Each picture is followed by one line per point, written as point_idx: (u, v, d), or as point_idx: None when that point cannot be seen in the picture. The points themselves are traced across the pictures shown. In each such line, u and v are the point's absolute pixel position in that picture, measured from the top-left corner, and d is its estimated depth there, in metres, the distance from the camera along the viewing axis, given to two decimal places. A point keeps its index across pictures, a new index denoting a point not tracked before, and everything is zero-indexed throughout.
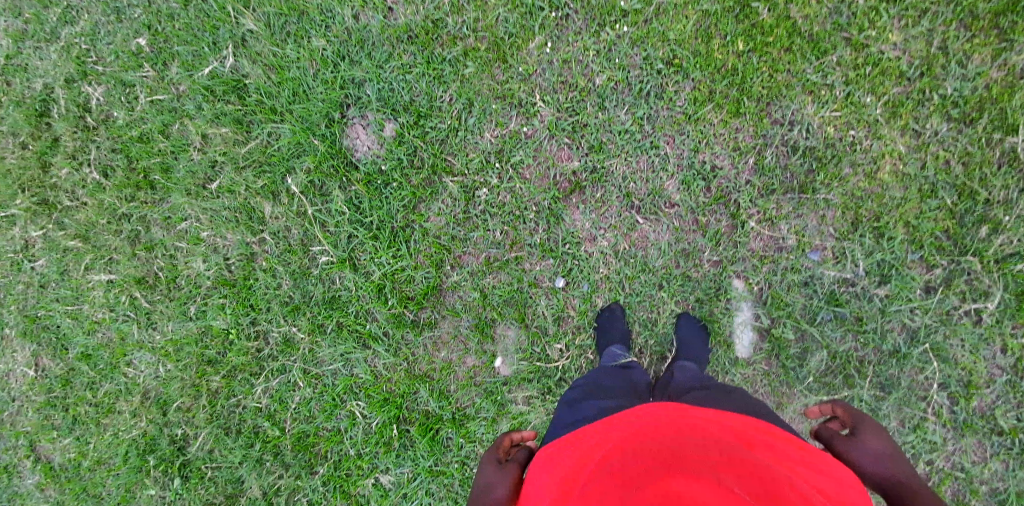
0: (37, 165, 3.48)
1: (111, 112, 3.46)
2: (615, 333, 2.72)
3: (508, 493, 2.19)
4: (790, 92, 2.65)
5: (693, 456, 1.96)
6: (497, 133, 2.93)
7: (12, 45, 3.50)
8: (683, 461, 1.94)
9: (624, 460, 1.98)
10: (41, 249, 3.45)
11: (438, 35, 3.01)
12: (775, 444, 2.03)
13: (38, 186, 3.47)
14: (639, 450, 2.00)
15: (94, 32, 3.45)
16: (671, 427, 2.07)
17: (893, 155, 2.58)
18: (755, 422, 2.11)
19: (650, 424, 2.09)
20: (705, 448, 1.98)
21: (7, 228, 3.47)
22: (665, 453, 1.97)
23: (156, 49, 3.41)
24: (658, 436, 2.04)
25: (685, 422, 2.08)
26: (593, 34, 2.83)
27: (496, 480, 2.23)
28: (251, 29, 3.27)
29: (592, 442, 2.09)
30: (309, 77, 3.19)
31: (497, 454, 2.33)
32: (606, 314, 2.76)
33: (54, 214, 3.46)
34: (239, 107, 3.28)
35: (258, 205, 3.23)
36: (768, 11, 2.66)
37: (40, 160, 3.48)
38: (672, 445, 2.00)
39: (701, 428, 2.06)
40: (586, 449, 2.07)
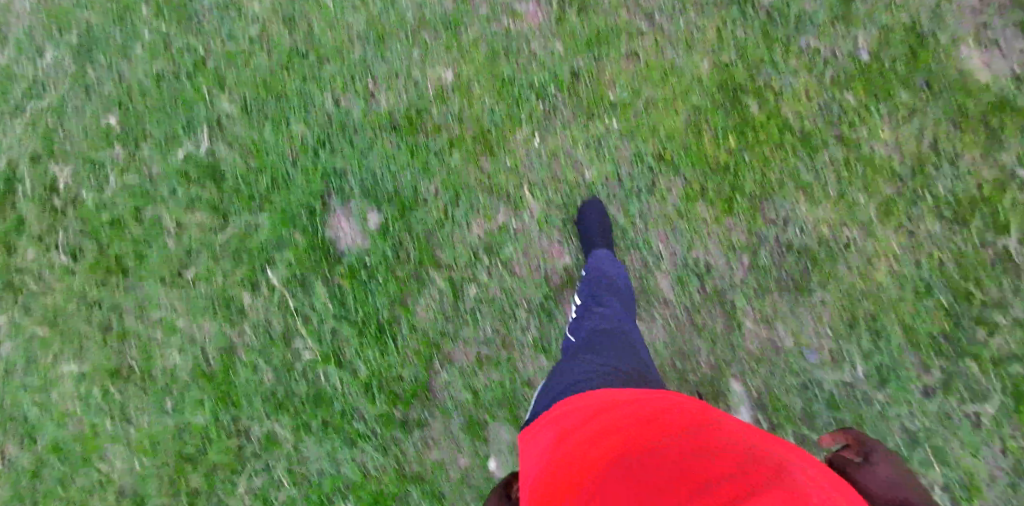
0: (0, 248, 3.38)
1: (80, 193, 3.41)
2: (596, 233, 2.68)
3: None
4: (782, 189, 2.63)
5: (704, 452, 1.77)
6: (485, 226, 2.88)
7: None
8: (693, 456, 1.75)
9: (627, 453, 1.80)
10: (6, 334, 3.33)
11: (422, 125, 2.94)
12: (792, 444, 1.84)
13: (2, 268, 3.37)
14: (645, 440, 1.82)
15: (61, 108, 3.46)
16: (678, 419, 1.88)
17: (887, 255, 2.57)
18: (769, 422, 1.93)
19: (658, 414, 1.91)
20: (717, 444, 1.79)
21: None
22: (674, 448, 1.78)
23: (127, 127, 3.39)
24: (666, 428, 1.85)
25: (696, 417, 1.90)
26: (581, 126, 2.79)
27: None
28: (227, 111, 3.20)
29: (592, 423, 1.92)
30: (288, 164, 3.08)
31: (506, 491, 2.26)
32: (587, 210, 2.72)
33: (21, 298, 3.36)
34: (216, 194, 3.19)
35: (237, 295, 3.16)
36: (760, 106, 2.65)
37: (4, 242, 3.38)
38: (681, 438, 1.81)
39: (712, 423, 1.87)
40: (587, 433, 1.89)
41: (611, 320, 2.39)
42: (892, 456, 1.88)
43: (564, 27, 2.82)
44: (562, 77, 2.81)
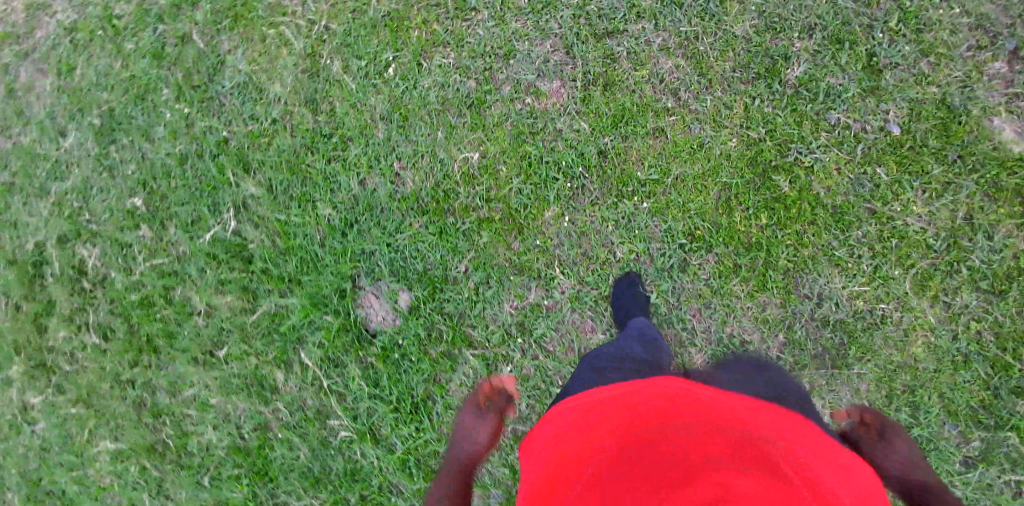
0: (32, 328, 3.47)
1: (108, 272, 3.45)
2: (628, 301, 2.67)
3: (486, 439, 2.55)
4: (816, 265, 2.62)
5: (702, 448, 1.74)
6: (517, 304, 2.88)
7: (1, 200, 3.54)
8: (690, 452, 1.73)
9: (626, 450, 1.79)
10: (40, 412, 3.42)
11: (449, 205, 2.95)
12: (796, 438, 1.81)
13: (35, 349, 3.46)
14: (643, 436, 1.81)
15: (86, 189, 3.50)
16: (678, 413, 1.85)
17: (924, 327, 2.55)
18: (778, 415, 1.89)
19: (658, 403, 1.89)
20: (717, 440, 1.76)
21: (5, 390, 3.44)
22: (672, 443, 1.77)
23: (152, 207, 3.41)
24: (665, 423, 1.82)
25: (698, 409, 1.86)
26: (611, 205, 2.79)
27: (475, 428, 2.58)
28: (252, 193, 3.21)
29: (591, 422, 1.91)
30: (316, 244, 3.10)
31: (478, 402, 2.65)
32: (623, 284, 2.72)
33: (54, 377, 3.43)
34: (244, 274, 3.20)
35: (270, 373, 3.17)
36: (790, 183, 2.64)
37: (35, 324, 3.47)
38: (681, 429, 1.80)
39: (714, 418, 1.84)
40: (587, 431, 1.89)
41: (622, 351, 2.26)
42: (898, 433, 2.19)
43: (589, 105, 2.84)
44: (589, 155, 2.81)
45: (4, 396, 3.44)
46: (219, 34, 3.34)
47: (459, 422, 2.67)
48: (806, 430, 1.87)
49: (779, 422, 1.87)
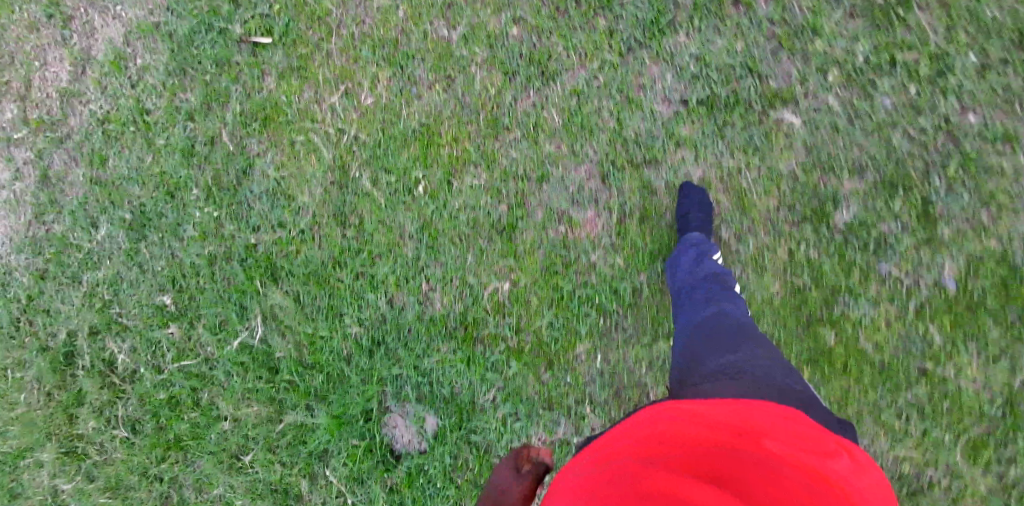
0: (63, 416, 3.49)
1: (137, 368, 3.44)
2: None
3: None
4: (860, 424, 2.48)
5: (693, 467, 1.72)
6: (544, 439, 2.81)
7: (34, 286, 3.57)
8: (680, 471, 1.71)
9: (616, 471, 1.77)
10: (71, 497, 3.46)
11: (479, 332, 2.89)
12: (787, 441, 1.78)
13: (67, 436, 3.48)
14: (633, 460, 1.78)
15: (117, 281, 3.49)
16: (668, 433, 1.82)
17: (974, 497, 2.41)
18: (766, 415, 1.86)
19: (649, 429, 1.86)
20: (708, 456, 1.74)
21: (36, 473, 3.48)
22: (662, 463, 1.74)
23: (180, 306, 3.39)
24: (656, 445, 1.80)
25: (688, 424, 1.83)
26: (645, 345, 2.75)
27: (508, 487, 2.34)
28: (280, 302, 3.16)
29: (586, 457, 1.89)
30: (344, 361, 3.05)
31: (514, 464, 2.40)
32: None
33: (83, 465, 3.46)
34: (272, 384, 3.18)
35: (296, 481, 3.13)
36: (835, 336, 2.51)
37: (67, 413, 3.49)
38: (672, 451, 1.77)
39: (705, 433, 1.80)
40: (581, 464, 1.87)
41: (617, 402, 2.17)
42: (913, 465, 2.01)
43: (625, 238, 2.76)
44: (623, 292, 2.75)
45: (36, 478, 3.48)
46: (250, 137, 3.33)
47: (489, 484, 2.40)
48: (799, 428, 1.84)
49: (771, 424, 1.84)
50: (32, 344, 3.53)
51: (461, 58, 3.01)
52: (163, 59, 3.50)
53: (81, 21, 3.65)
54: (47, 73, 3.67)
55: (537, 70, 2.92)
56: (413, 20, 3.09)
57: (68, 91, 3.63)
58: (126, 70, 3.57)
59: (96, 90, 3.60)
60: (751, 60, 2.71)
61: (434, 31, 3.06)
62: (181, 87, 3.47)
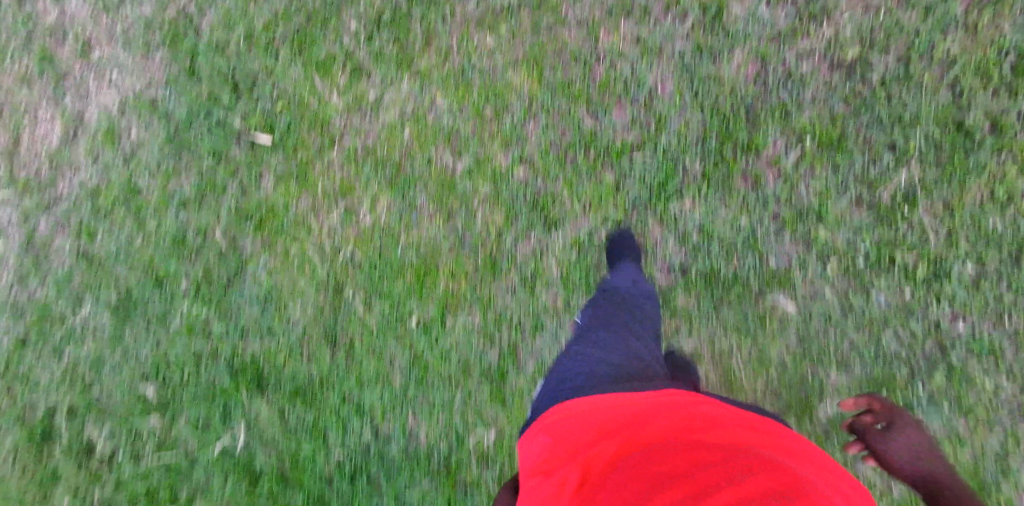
0: (36, 491, 3.27)
1: (116, 452, 3.28)
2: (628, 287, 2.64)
3: None
4: None
5: (709, 465, 1.75)
6: None
7: (12, 356, 3.33)
8: (687, 460, 1.78)
9: (626, 456, 1.85)
10: None
11: (461, 473, 2.95)
12: (795, 454, 1.83)
13: None
14: (645, 450, 1.84)
15: (100, 360, 3.33)
16: (679, 428, 1.90)
17: None
18: (772, 428, 1.93)
19: (657, 418, 1.95)
20: (721, 455, 1.78)
21: None
22: (675, 455, 1.80)
23: (164, 397, 3.29)
24: (671, 440, 1.85)
25: (695, 424, 1.91)
26: None
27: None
28: (263, 413, 3.17)
29: (596, 428, 1.96)
30: (325, 482, 3.07)
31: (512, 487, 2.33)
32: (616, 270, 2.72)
33: None
34: (252, 493, 3.16)
35: None
36: None
37: (40, 487, 3.27)
38: (682, 446, 1.83)
39: (716, 435, 1.87)
40: (590, 434, 1.95)
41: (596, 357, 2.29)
42: (911, 425, 2.36)
43: None
44: None
45: None
46: (243, 236, 3.31)
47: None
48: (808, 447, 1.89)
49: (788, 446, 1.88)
50: (10, 411, 3.31)
51: (463, 192, 3.02)
52: (159, 138, 3.43)
53: (75, 81, 3.50)
54: (37, 130, 3.47)
55: (541, 216, 2.93)
56: (418, 143, 3.08)
57: (59, 154, 3.46)
58: (120, 143, 3.45)
59: (88, 158, 3.45)
60: (753, 237, 2.72)
61: (438, 158, 3.05)
62: (176, 172, 3.40)
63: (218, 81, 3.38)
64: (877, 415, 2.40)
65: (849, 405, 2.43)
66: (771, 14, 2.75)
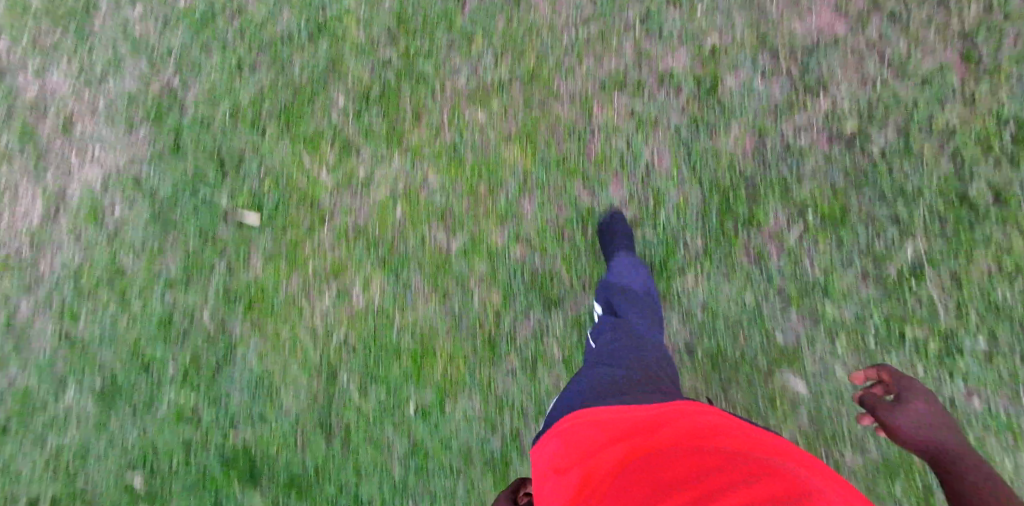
0: None
1: None
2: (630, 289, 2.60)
3: None
4: None
5: (719, 471, 1.74)
6: None
7: None
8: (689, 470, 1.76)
9: (630, 461, 1.85)
10: None
11: None
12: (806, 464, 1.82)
13: None
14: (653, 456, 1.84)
15: (85, 449, 3.15)
16: (688, 434, 1.89)
17: None
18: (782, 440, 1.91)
19: (666, 425, 1.93)
20: (730, 463, 1.77)
21: None
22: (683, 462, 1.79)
23: (153, 488, 3.12)
24: (680, 447, 1.84)
25: (704, 432, 1.90)
26: None
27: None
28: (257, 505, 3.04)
29: (602, 431, 1.94)
30: None
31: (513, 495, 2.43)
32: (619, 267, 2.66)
33: None
34: None
35: None
36: None
37: None
38: (691, 452, 1.82)
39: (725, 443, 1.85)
40: (598, 438, 1.94)
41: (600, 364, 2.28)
42: (925, 392, 2.12)
43: None
44: None
45: None
46: (231, 317, 3.19)
47: None
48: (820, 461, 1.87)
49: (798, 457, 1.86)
50: None
51: (459, 273, 2.94)
52: (143, 217, 3.29)
53: (56, 157, 3.37)
54: (17, 207, 3.33)
55: (539, 295, 2.87)
56: (410, 222, 3.01)
57: (39, 233, 3.30)
58: (104, 221, 3.31)
59: (70, 237, 3.30)
60: (760, 315, 2.65)
61: (432, 237, 2.98)
62: (161, 251, 3.26)
63: (203, 158, 3.29)
64: (887, 384, 2.17)
65: (857, 375, 2.21)
66: (766, 86, 2.70)
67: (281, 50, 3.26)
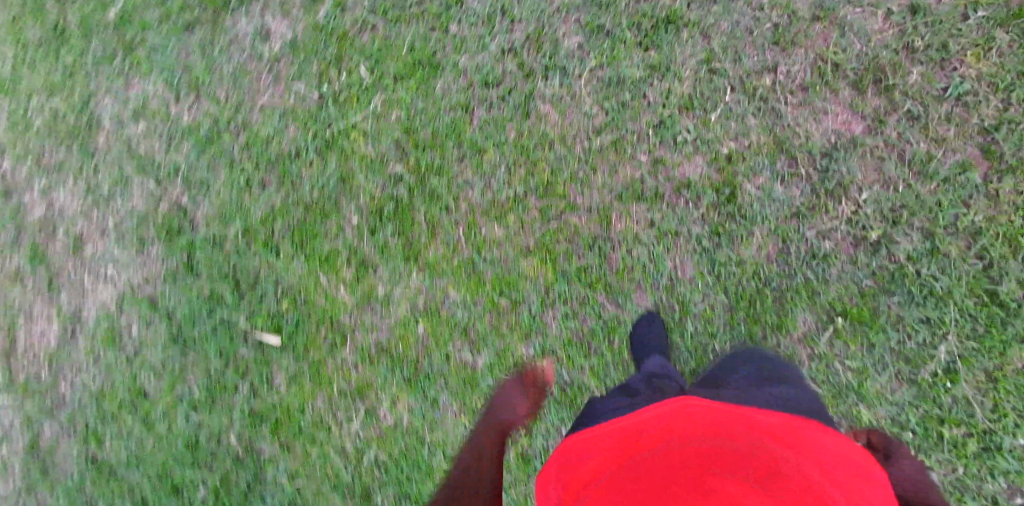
0: None
1: None
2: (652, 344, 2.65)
3: (523, 414, 2.79)
4: None
5: (713, 460, 1.87)
6: None
7: None
8: (679, 455, 1.90)
9: (630, 457, 1.95)
10: None
11: None
12: (793, 433, 1.96)
13: None
14: (651, 451, 1.95)
15: None
16: (683, 424, 2.01)
17: None
18: (772, 416, 2.04)
19: (663, 419, 2.05)
20: (723, 449, 1.89)
21: None
22: (681, 451, 1.91)
23: None
24: (675, 436, 1.96)
25: (699, 420, 2.01)
26: None
27: (515, 400, 2.80)
28: None
29: (603, 438, 2.05)
30: None
31: (522, 379, 2.83)
32: (644, 321, 2.72)
33: None
34: None
35: None
36: None
37: None
38: (688, 441, 1.94)
39: (718, 427, 1.98)
40: (601, 443, 2.04)
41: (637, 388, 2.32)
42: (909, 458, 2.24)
43: None
44: None
45: None
46: (259, 438, 3.20)
47: (498, 395, 2.84)
48: (808, 426, 2.00)
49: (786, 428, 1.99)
50: None
51: (487, 388, 2.95)
52: (160, 336, 3.35)
53: (69, 276, 3.45)
54: (33, 329, 3.44)
55: (571, 411, 2.84)
56: (434, 339, 3.00)
57: (57, 353, 3.41)
58: (122, 341, 3.39)
59: (88, 358, 3.39)
60: None
61: (457, 354, 2.97)
62: (182, 374, 3.31)
63: (218, 277, 3.29)
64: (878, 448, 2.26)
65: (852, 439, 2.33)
66: (786, 191, 2.67)
67: (289, 167, 3.23)
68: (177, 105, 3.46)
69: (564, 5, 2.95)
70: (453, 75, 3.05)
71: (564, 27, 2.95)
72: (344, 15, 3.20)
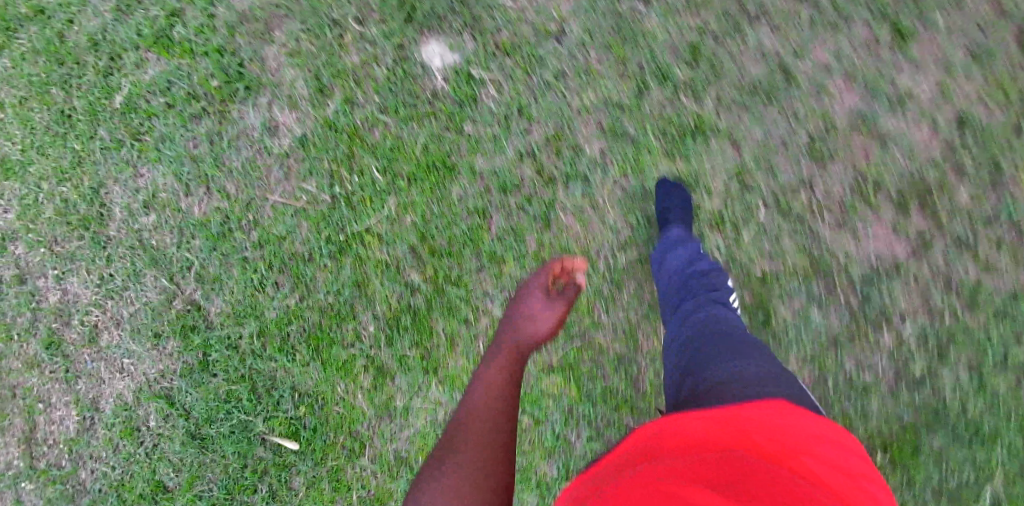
0: None
1: None
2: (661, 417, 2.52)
3: (549, 324, 2.33)
4: None
5: (704, 472, 1.66)
6: None
7: None
8: (670, 469, 1.67)
9: (616, 480, 1.70)
10: None
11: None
12: (778, 430, 1.80)
13: None
14: (636, 469, 1.72)
15: None
16: (664, 440, 1.79)
17: None
18: (752, 411, 1.87)
19: (639, 440, 1.83)
20: (712, 458, 1.70)
21: None
22: (670, 466, 1.69)
23: None
24: (660, 454, 1.75)
25: (679, 431, 1.81)
26: None
27: (542, 311, 2.36)
28: None
29: (583, 473, 1.80)
30: None
31: (546, 282, 2.42)
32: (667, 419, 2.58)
33: None
34: None
35: None
36: None
37: None
38: (675, 457, 1.72)
39: (702, 434, 1.79)
40: (581, 477, 1.78)
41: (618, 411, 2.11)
42: None
43: None
44: None
45: None
46: None
47: (517, 306, 2.40)
48: (786, 418, 1.85)
49: (767, 422, 1.83)
50: None
51: None
52: (179, 431, 3.28)
53: (86, 366, 3.40)
54: (52, 415, 3.41)
55: None
56: None
57: (76, 442, 3.38)
58: (140, 435, 3.33)
59: (108, 448, 3.35)
60: None
61: None
62: (201, 470, 3.26)
63: (234, 377, 3.22)
64: None
65: None
66: (824, 317, 2.52)
67: (303, 270, 3.13)
68: (187, 197, 3.34)
69: (584, 107, 2.82)
70: (468, 179, 2.93)
71: (585, 130, 2.82)
72: (354, 111, 3.10)
